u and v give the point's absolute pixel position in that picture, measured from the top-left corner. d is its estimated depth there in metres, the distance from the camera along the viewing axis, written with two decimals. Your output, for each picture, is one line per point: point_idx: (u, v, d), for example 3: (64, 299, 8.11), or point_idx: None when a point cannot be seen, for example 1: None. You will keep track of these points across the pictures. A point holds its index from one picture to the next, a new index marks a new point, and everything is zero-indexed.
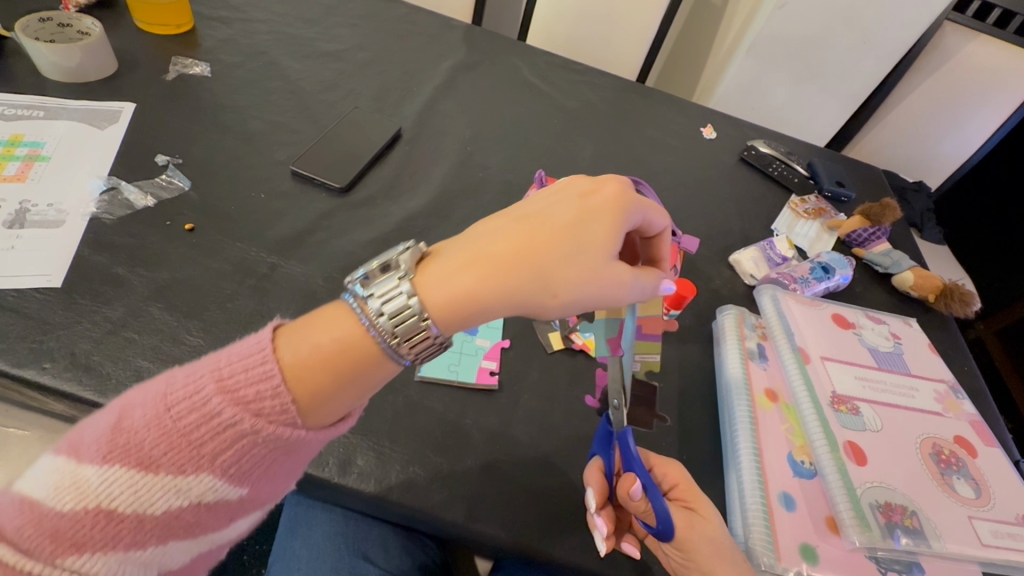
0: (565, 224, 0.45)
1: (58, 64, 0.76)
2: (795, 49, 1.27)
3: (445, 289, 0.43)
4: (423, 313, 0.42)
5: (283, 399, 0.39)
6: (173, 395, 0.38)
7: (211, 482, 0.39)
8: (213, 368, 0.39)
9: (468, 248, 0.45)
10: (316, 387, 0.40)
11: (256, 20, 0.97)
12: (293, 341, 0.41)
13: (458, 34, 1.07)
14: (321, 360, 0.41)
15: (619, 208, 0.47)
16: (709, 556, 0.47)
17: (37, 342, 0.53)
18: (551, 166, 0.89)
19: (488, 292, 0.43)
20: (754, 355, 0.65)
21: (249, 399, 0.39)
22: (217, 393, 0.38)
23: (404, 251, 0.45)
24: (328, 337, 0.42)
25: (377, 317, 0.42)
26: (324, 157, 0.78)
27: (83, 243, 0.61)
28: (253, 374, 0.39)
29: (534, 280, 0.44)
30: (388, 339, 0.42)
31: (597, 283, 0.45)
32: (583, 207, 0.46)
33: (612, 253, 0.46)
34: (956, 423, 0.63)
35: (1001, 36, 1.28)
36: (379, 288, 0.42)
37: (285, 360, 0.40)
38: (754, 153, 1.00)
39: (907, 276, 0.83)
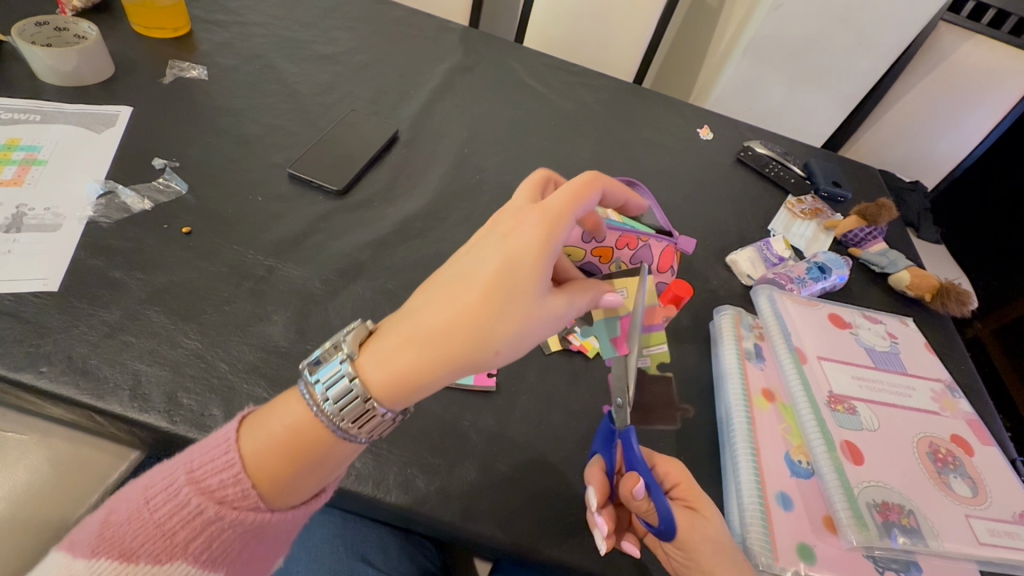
0: (489, 275, 0.41)
1: (55, 68, 0.76)
2: (791, 50, 1.28)
3: (384, 369, 0.41)
4: (365, 394, 0.41)
5: (244, 485, 0.41)
6: (152, 489, 0.41)
7: (187, 568, 0.40)
8: (186, 464, 0.42)
9: (404, 321, 0.42)
10: (275, 476, 0.41)
11: (254, 23, 0.97)
12: (252, 431, 0.42)
13: (455, 37, 1.07)
14: (275, 450, 0.41)
15: (543, 243, 0.42)
16: (711, 557, 0.47)
17: (33, 346, 0.53)
18: (547, 167, 0.89)
19: (428, 364, 0.41)
20: (751, 355, 0.65)
21: (214, 487, 0.41)
22: (186, 484, 0.41)
23: (348, 331, 0.43)
24: (281, 423, 0.42)
25: (322, 404, 0.41)
26: (321, 159, 0.78)
27: (80, 246, 0.61)
28: (217, 463, 0.41)
29: (469, 337, 0.40)
30: (338, 422, 0.42)
31: (534, 329, 0.42)
32: (506, 252, 0.41)
33: (542, 289, 0.42)
34: (953, 422, 0.63)
35: (995, 37, 1.29)
36: (325, 373, 0.41)
37: (245, 450, 0.41)
38: (751, 153, 1.00)
39: (903, 276, 0.83)
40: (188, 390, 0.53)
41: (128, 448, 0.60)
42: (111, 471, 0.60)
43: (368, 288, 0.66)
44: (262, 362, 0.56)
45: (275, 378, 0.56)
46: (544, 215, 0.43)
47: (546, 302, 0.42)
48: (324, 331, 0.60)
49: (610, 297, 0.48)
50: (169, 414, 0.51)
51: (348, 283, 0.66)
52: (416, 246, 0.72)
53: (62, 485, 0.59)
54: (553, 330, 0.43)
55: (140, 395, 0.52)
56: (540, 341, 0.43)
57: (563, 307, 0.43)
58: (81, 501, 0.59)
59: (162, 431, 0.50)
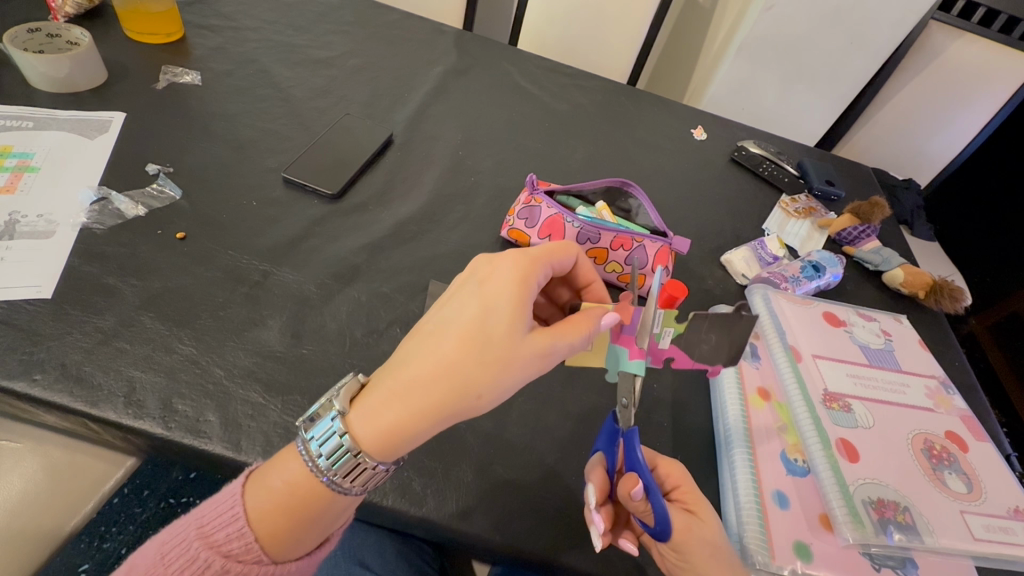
0: (465, 323, 0.43)
1: (48, 74, 0.76)
2: (784, 50, 1.28)
3: (373, 424, 0.43)
4: (357, 448, 0.42)
5: (248, 539, 0.43)
6: (166, 545, 0.44)
7: None
8: (197, 521, 0.45)
9: (389, 375, 0.44)
10: (280, 529, 0.43)
11: (247, 28, 0.97)
12: (256, 486, 0.45)
13: (449, 40, 1.08)
14: (277, 505, 0.43)
15: (515, 291, 0.44)
16: (704, 560, 0.46)
17: (26, 354, 0.53)
18: (542, 169, 0.89)
19: (415, 416, 0.42)
20: (746, 354, 0.66)
21: (222, 541, 0.43)
22: (197, 539, 0.43)
23: (340, 388, 0.45)
24: (280, 480, 0.44)
25: (318, 459, 0.43)
26: (315, 164, 0.78)
27: (74, 253, 0.61)
28: (225, 517, 0.44)
29: (450, 386, 0.42)
30: (332, 476, 0.44)
31: (511, 371, 0.43)
32: (482, 301, 0.44)
33: (519, 331, 0.43)
34: (947, 418, 0.63)
35: (985, 35, 1.30)
36: (318, 430, 0.44)
37: (248, 506, 0.44)
38: (745, 153, 1.01)
39: (897, 274, 0.83)
40: (183, 396, 0.53)
41: (123, 454, 0.61)
42: (106, 479, 0.60)
43: (363, 291, 0.66)
44: (257, 367, 0.56)
45: (271, 382, 0.55)
46: (513, 265, 0.46)
47: (524, 343, 0.43)
48: (319, 336, 0.60)
49: (608, 317, 0.47)
50: (164, 420, 0.51)
51: (343, 287, 0.66)
52: (411, 250, 0.72)
53: (58, 493, 0.59)
54: (538, 367, 0.44)
55: (135, 402, 0.51)
56: (523, 381, 0.44)
57: (543, 344, 0.44)
58: (77, 508, 0.59)
59: (157, 437, 0.50)
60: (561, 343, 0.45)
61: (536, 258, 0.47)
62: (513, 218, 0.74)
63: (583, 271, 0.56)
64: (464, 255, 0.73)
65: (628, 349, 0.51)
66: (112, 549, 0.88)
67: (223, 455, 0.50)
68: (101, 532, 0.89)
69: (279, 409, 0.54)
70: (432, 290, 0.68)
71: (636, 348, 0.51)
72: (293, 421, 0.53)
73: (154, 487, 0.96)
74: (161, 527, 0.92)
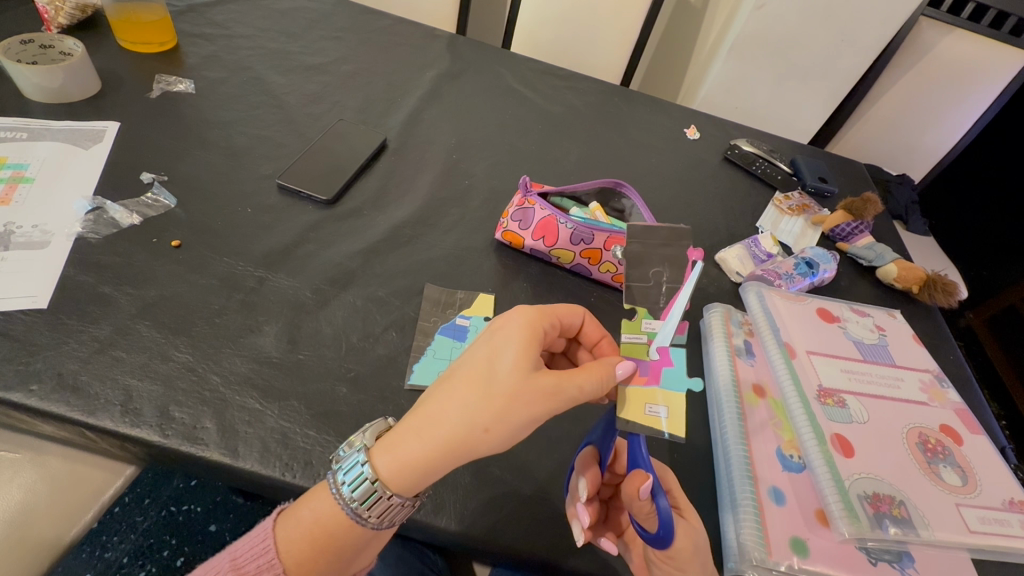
0: (476, 363, 0.44)
1: (41, 85, 0.76)
2: (775, 49, 1.29)
3: (390, 456, 0.44)
4: (375, 477, 0.43)
5: (276, 570, 0.44)
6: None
7: None
8: (230, 553, 0.46)
9: (410, 412, 0.45)
10: (305, 561, 0.44)
11: (241, 36, 0.98)
12: (288, 519, 0.46)
13: (442, 44, 1.08)
14: (303, 536, 0.44)
15: (523, 333, 0.46)
16: (693, 564, 0.48)
17: (23, 364, 0.53)
18: (535, 170, 0.90)
19: (430, 451, 0.43)
20: (741, 351, 0.67)
21: (251, 573, 0.44)
22: (229, 571, 0.45)
23: (368, 429, 0.47)
24: (309, 511, 0.45)
25: (342, 487, 0.44)
26: (310, 170, 0.78)
27: (70, 262, 0.61)
28: (256, 550, 0.45)
29: (458, 421, 0.42)
30: (352, 505, 0.44)
31: (517, 409, 0.43)
32: (492, 343, 0.45)
33: (526, 370, 0.44)
34: (942, 412, 0.64)
35: (974, 30, 1.30)
36: (345, 463, 0.45)
37: (279, 538, 0.45)
38: (737, 152, 1.02)
39: (890, 269, 0.84)
40: (179, 404, 0.53)
41: (123, 463, 0.61)
42: (106, 488, 0.61)
43: (359, 296, 0.66)
44: (254, 374, 0.56)
45: (267, 389, 0.56)
46: (523, 311, 0.48)
47: (532, 381, 0.44)
48: (316, 340, 0.61)
49: (623, 363, 0.49)
50: (161, 427, 0.51)
51: (338, 292, 0.66)
52: (407, 253, 0.73)
53: (56, 501, 0.59)
54: (543, 410, 0.43)
55: (132, 410, 0.52)
56: (530, 422, 0.43)
57: (549, 384, 0.44)
58: (76, 519, 0.59)
59: (155, 445, 0.50)
60: (568, 385, 0.44)
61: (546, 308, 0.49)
62: (508, 220, 0.74)
63: (590, 329, 0.56)
64: (459, 258, 0.74)
65: (664, 367, 0.51)
66: (114, 557, 0.88)
67: (221, 462, 0.50)
68: (102, 541, 0.89)
69: (276, 415, 0.54)
70: (426, 293, 0.68)
71: (664, 357, 0.52)
72: (290, 427, 0.54)
73: (156, 494, 0.96)
74: (162, 535, 0.92)
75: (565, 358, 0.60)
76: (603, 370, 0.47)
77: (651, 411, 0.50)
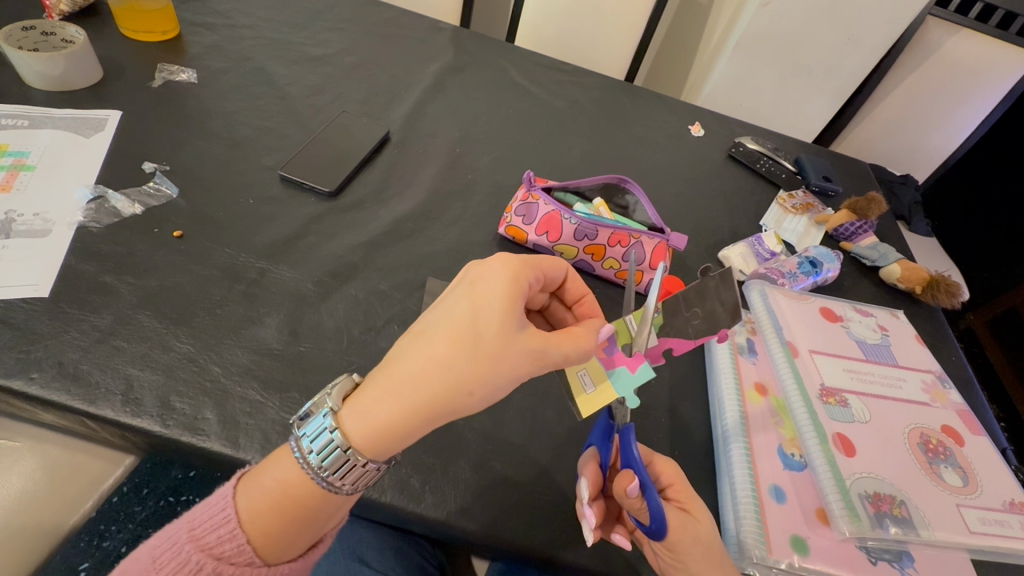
0: (456, 321, 0.42)
1: (43, 73, 0.76)
2: (780, 46, 1.28)
3: (364, 422, 0.42)
4: (347, 445, 0.42)
5: (240, 540, 0.42)
6: (158, 548, 0.43)
7: None
8: (188, 523, 0.43)
9: (380, 373, 0.43)
10: (271, 529, 0.42)
11: (243, 26, 0.97)
12: (249, 488, 0.43)
13: (446, 37, 1.07)
14: (268, 504, 0.42)
15: (508, 290, 0.43)
16: (697, 560, 0.47)
17: (24, 352, 0.53)
18: (538, 165, 0.89)
19: (406, 413, 0.41)
20: (743, 349, 0.67)
21: (213, 544, 0.42)
22: (188, 542, 0.42)
23: (333, 387, 0.44)
24: (272, 479, 0.43)
25: (308, 455, 0.42)
26: (312, 162, 0.78)
27: (71, 251, 0.61)
28: (216, 520, 0.42)
29: (439, 387, 0.41)
30: (321, 474, 0.42)
31: (503, 373, 0.42)
32: (473, 300, 0.43)
33: (512, 333, 0.42)
34: (943, 413, 0.63)
35: (981, 30, 1.30)
36: (310, 428, 0.43)
37: (240, 506, 0.43)
38: (742, 149, 1.01)
39: (894, 269, 0.83)
40: (180, 394, 0.53)
41: (122, 453, 0.61)
42: (106, 477, 0.61)
43: (360, 289, 0.66)
44: (255, 365, 0.56)
45: (268, 380, 0.55)
46: (505, 261, 0.45)
47: (517, 343, 0.42)
48: (317, 333, 0.60)
49: (606, 328, 0.49)
50: (162, 417, 0.51)
51: (340, 285, 0.66)
52: (409, 247, 0.72)
53: (56, 490, 0.59)
54: (529, 372, 0.43)
55: (132, 400, 0.51)
56: (514, 383, 0.43)
57: (535, 347, 0.43)
58: (76, 507, 0.59)
59: (156, 435, 0.50)
60: (554, 350, 0.44)
61: (529, 259, 0.47)
62: (511, 215, 0.73)
63: (574, 284, 0.55)
64: (462, 253, 0.73)
65: (624, 366, 0.50)
66: (113, 547, 0.88)
67: (221, 453, 0.50)
68: (101, 530, 0.89)
69: (277, 407, 0.54)
70: (428, 287, 0.68)
71: (633, 360, 0.50)
72: (291, 419, 0.53)
73: (154, 485, 0.96)
74: (161, 525, 0.92)
75: (542, 316, 0.59)
76: (591, 337, 0.47)
77: (583, 377, 0.51)
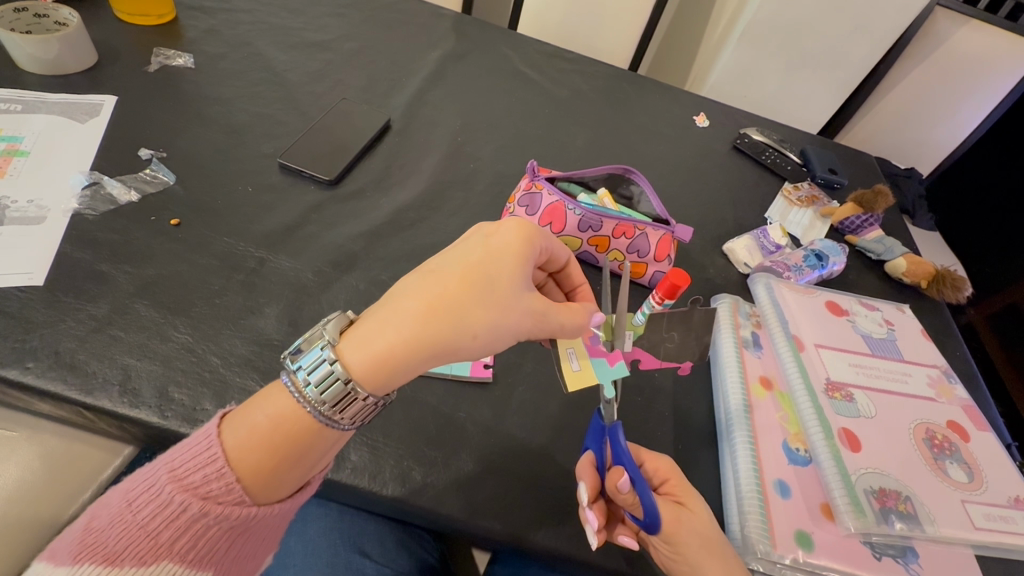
0: (468, 265, 0.43)
1: (35, 56, 0.74)
2: (787, 36, 1.26)
3: (365, 353, 0.40)
4: (348, 376, 0.40)
5: (228, 479, 0.39)
6: (134, 491, 0.39)
7: (172, 568, 0.38)
8: (166, 464, 0.40)
9: (383, 307, 0.42)
10: (262, 467, 0.39)
11: (241, 10, 0.95)
12: (237, 425, 0.40)
13: (447, 23, 1.05)
14: (259, 440, 0.39)
15: (521, 248, 0.45)
16: (695, 551, 0.47)
17: (19, 342, 0.52)
18: (541, 155, 0.88)
19: (410, 346, 0.40)
20: (749, 343, 0.66)
21: (198, 483, 0.39)
22: (168, 483, 0.39)
23: (329, 321, 0.42)
24: (263, 414, 0.40)
25: (305, 389, 0.40)
26: (312, 149, 0.77)
27: (66, 239, 0.60)
28: (200, 459, 0.39)
29: (447, 324, 0.41)
30: (318, 407, 0.40)
31: (508, 322, 0.43)
32: (487, 251, 0.44)
33: (520, 288, 0.44)
34: (949, 408, 0.63)
35: (992, 21, 1.28)
36: (307, 360, 0.40)
37: (227, 445, 0.39)
38: (747, 141, 1.00)
39: (900, 263, 0.83)
40: (179, 385, 0.52)
41: (121, 444, 0.59)
42: (105, 466, 0.59)
43: (362, 280, 0.65)
44: (255, 356, 0.55)
45: (269, 372, 0.55)
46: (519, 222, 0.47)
47: (524, 300, 0.44)
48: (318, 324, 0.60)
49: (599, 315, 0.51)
50: (160, 408, 0.50)
51: (341, 275, 0.65)
52: (410, 237, 0.71)
53: (55, 480, 0.58)
54: (531, 328, 0.45)
55: (130, 391, 0.51)
56: (514, 336, 0.44)
57: (540, 306, 0.45)
58: (75, 497, 0.58)
59: (155, 427, 0.50)
60: (555, 316, 0.46)
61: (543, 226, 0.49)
62: (514, 205, 0.72)
63: (573, 274, 0.57)
64: None
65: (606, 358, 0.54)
66: None
67: None
68: None
69: None
70: None
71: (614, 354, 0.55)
72: None
73: None
74: None
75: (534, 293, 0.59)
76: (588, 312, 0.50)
77: (569, 354, 0.54)
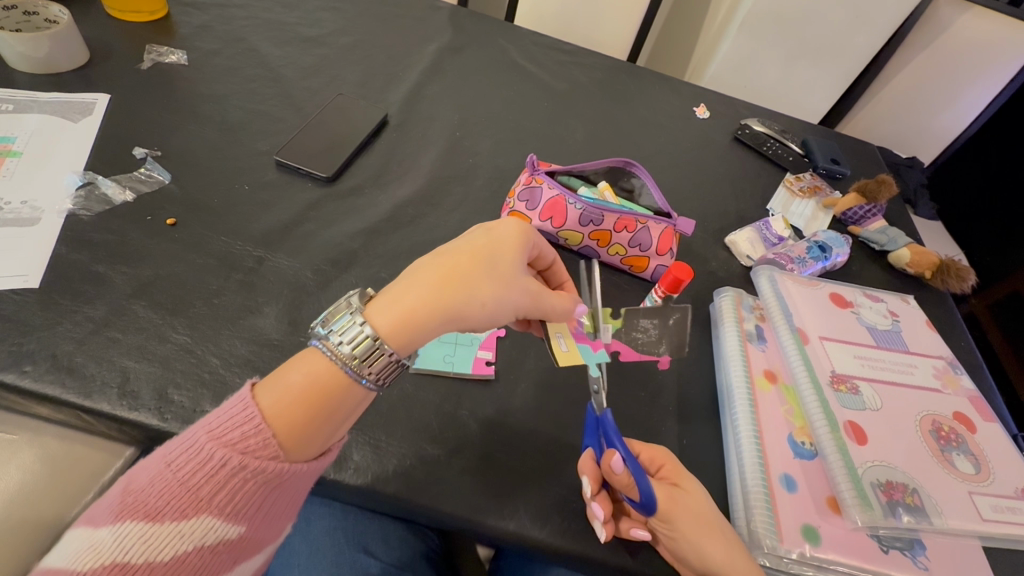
0: (476, 244, 0.45)
1: (26, 55, 0.73)
2: (787, 25, 1.25)
3: (390, 313, 0.40)
4: (376, 335, 0.39)
5: (267, 434, 0.38)
6: (173, 452, 0.38)
7: (211, 523, 0.37)
8: (203, 426, 0.38)
9: (402, 275, 0.43)
10: (297, 423, 0.38)
11: (234, 5, 0.94)
12: (270, 385, 0.39)
13: (444, 16, 1.04)
14: (295, 399, 0.38)
15: (520, 235, 0.47)
16: (692, 528, 0.47)
17: (16, 345, 0.51)
18: (540, 149, 0.87)
19: (429, 308, 0.41)
20: (752, 337, 0.65)
21: (237, 439, 0.37)
22: (208, 441, 0.37)
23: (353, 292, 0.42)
24: (298, 374, 0.39)
25: (339, 346, 0.39)
26: (308, 146, 0.76)
27: (61, 240, 0.59)
28: (238, 417, 0.38)
29: (460, 292, 0.42)
30: (351, 364, 0.39)
31: (512, 296, 0.44)
32: (490, 235, 0.46)
33: (520, 269, 0.46)
34: (955, 400, 0.63)
35: (995, 7, 1.26)
36: (339, 324, 0.40)
37: (264, 404, 0.38)
38: (748, 131, 0.99)
39: (903, 254, 0.82)
40: (178, 386, 0.51)
41: (121, 445, 0.58)
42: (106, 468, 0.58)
43: (361, 278, 0.64)
44: (255, 357, 0.55)
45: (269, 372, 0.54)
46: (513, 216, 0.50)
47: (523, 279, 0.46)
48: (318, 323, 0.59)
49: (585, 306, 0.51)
50: (160, 410, 0.50)
51: (340, 273, 0.64)
52: (410, 234, 0.71)
53: (55, 484, 0.58)
54: (530, 304, 0.46)
55: (130, 393, 0.50)
56: (513, 312, 0.45)
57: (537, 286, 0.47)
58: (75, 501, 0.57)
59: (154, 429, 0.49)
60: (548, 299, 0.48)
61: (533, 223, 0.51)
62: (514, 199, 0.72)
63: (558, 270, 0.56)
64: None
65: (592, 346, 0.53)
66: None
67: None
68: None
69: None
70: None
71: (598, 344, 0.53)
72: None
73: None
74: None
75: None
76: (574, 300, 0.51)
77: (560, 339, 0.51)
